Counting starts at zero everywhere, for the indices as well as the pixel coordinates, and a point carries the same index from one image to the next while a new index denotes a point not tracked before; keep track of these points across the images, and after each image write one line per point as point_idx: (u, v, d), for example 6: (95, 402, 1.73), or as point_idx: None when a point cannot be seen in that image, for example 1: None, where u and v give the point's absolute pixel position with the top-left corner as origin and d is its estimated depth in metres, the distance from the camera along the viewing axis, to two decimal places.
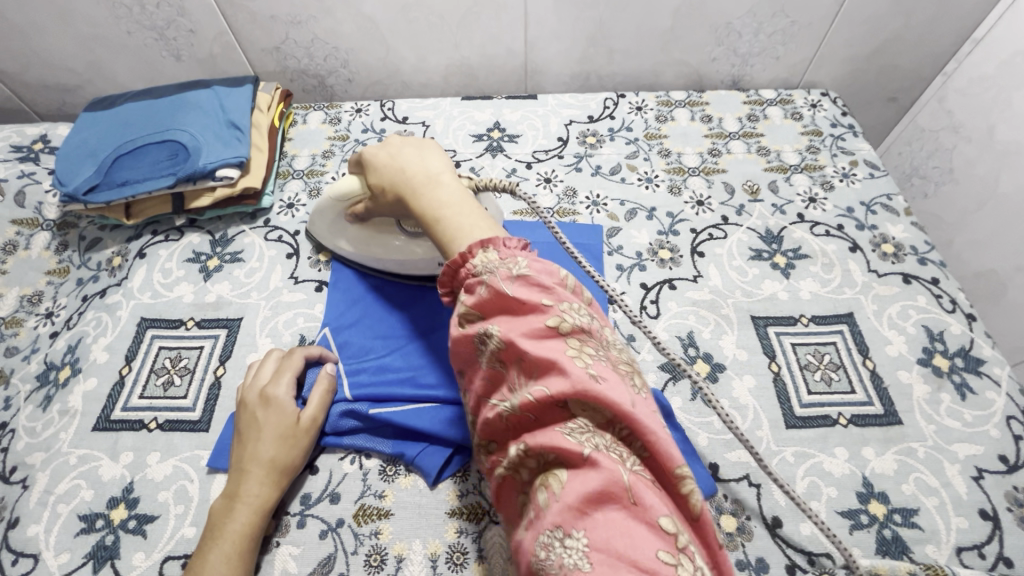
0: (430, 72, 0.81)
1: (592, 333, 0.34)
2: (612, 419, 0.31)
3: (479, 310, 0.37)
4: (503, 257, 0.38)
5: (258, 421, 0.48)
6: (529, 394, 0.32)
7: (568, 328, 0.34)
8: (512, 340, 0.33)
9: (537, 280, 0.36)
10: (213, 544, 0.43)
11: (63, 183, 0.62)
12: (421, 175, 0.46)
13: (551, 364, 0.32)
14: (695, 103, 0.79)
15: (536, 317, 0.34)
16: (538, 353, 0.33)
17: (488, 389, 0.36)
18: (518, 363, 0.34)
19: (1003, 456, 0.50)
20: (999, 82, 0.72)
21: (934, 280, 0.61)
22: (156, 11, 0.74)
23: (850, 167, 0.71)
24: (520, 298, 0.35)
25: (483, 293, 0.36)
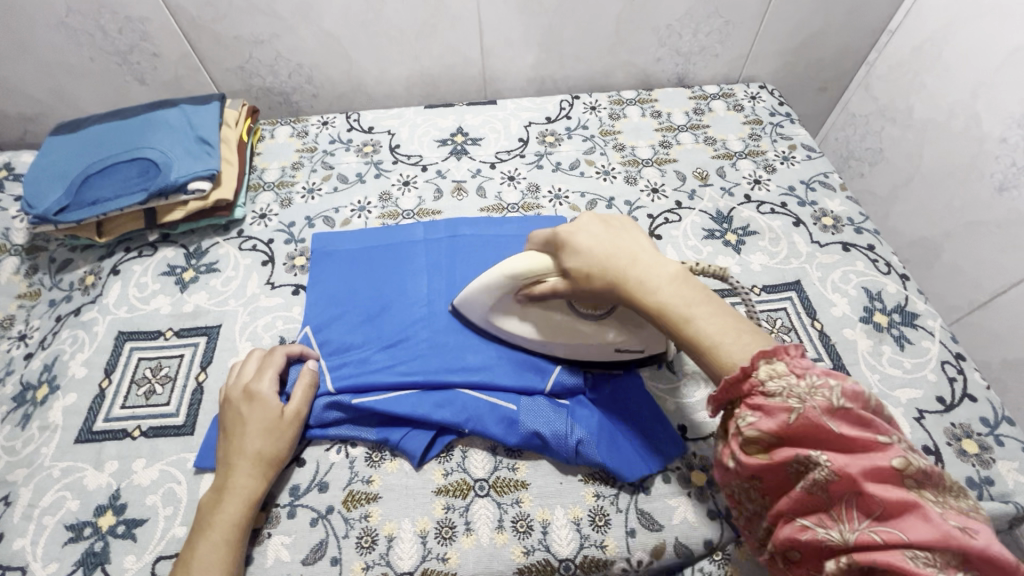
0: (392, 84, 0.85)
1: (932, 475, 0.34)
2: (965, 561, 0.31)
3: (778, 435, 0.36)
4: (799, 374, 0.37)
5: (243, 416, 0.49)
6: (873, 532, 0.33)
7: (914, 471, 0.34)
8: (847, 473, 0.34)
9: (860, 414, 0.35)
10: (203, 535, 0.44)
11: (32, 206, 0.63)
12: (598, 248, 0.48)
13: (906, 508, 0.32)
14: (645, 100, 0.84)
15: (878, 455, 0.34)
16: (889, 495, 0.33)
17: (801, 511, 0.36)
18: (852, 496, 0.34)
19: (940, 397, 0.55)
20: (913, 68, 0.80)
21: (870, 246, 0.67)
22: (118, 36, 0.76)
23: (789, 151, 0.77)
24: (846, 430, 0.35)
25: (779, 416, 0.36)
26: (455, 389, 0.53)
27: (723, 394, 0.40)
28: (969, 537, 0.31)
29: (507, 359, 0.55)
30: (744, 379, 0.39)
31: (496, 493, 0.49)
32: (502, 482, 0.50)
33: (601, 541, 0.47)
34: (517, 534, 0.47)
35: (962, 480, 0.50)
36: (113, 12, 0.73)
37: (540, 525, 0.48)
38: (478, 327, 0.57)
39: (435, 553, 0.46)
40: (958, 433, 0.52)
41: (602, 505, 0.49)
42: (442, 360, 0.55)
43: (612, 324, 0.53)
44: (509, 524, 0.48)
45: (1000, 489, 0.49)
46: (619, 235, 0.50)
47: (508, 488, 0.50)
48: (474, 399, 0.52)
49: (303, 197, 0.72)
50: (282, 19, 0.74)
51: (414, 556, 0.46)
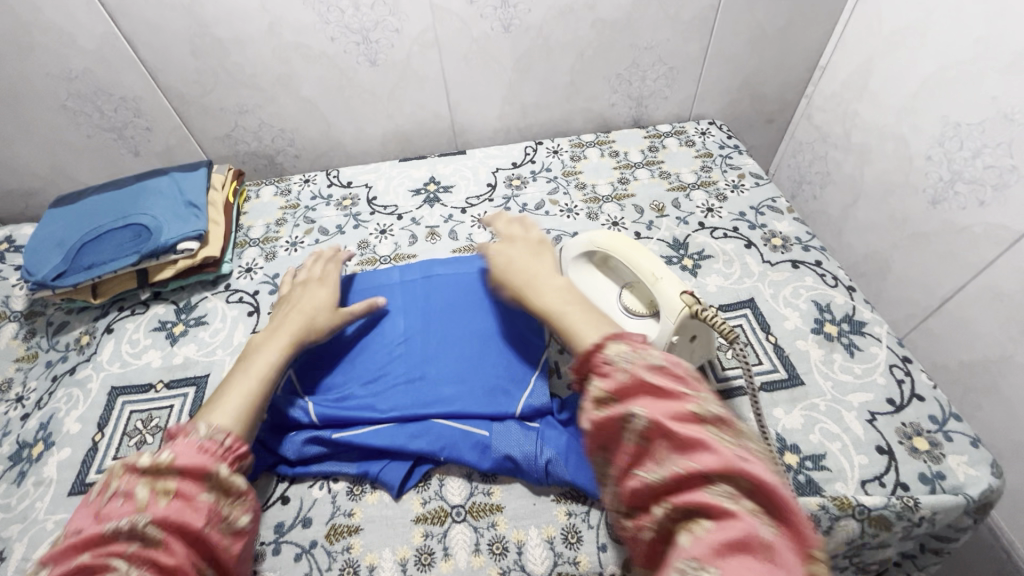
0: (369, 141, 0.92)
1: (731, 422, 0.33)
2: (754, 491, 0.30)
3: (618, 395, 0.36)
4: (634, 350, 0.38)
5: (295, 313, 0.59)
6: (676, 466, 0.32)
7: (709, 416, 0.33)
8: (659, 419, 0.33)
9: (674, 372, 0.36)
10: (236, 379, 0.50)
11: (32, 274, 0.67)
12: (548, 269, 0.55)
13: (699, 442, 0.32)
14: (603, 142, 0.90)
15: (677, 402, 0.34)
16: (685, 434, 0.32)
17: (630, 460, 0.34)
18: (664, 440, 0.33)
19: (890, 399, 0.58)
20: (845, 98, 0.87)
21: (817, 262, 0.71)
22: (114, 115, 0.82)
23: (738, 179, 0.83)
24: (661, 383, 0.35)
25: (613, 374, 0.37)
26: (430, 420, 0.56)
27: (579, 371, 0.41)
28: (747, 463, 0.31)
29: (477, 389, 0.57)
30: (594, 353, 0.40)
31: (472, 517, 0.51)
32: (478, 507, 0.52)
33: (574, 558, 0.49)
34: (492, 555, 0.49)
35: (915, 475, 0.52)
36: (109, 94, 0.79)
37: (514, 546, 0.50)
38: (449, 362, 0.60)
39: None
40: (909, 432, 0.55)
41: (574, 523, 0.51)
42: (417, 395, 0.58)
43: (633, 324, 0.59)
44: (485, 547, 0.50)
45: (952, 482, 0.52)
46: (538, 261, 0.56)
47: (483, 512, 0.52)
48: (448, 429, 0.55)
49: (287, 250, 0.77)
50: (264, 90, 0.81)
51: None
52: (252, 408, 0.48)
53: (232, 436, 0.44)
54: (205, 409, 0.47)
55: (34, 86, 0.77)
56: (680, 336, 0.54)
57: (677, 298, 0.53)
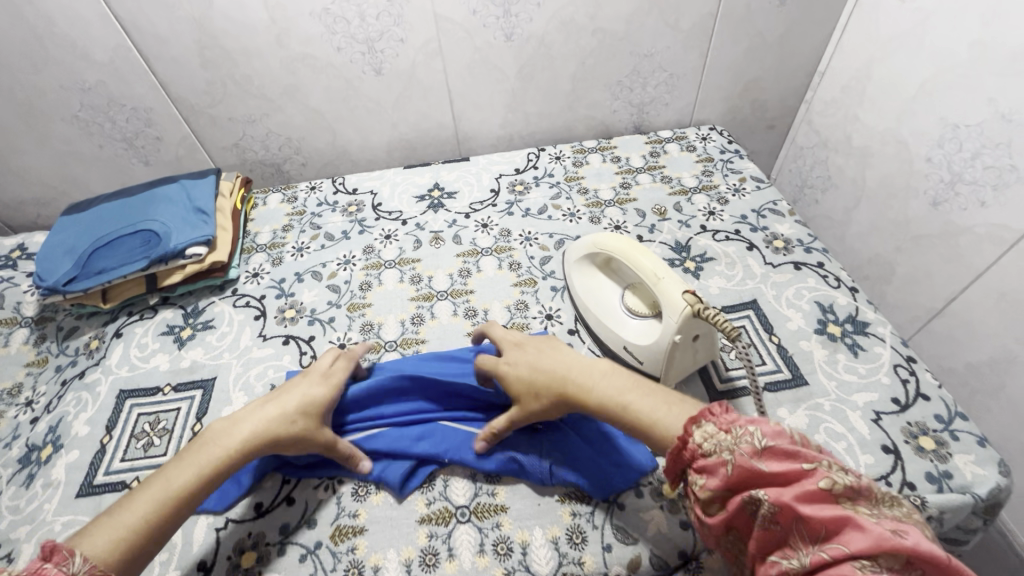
0: (374, 149, 0.93)
1: (864, 489, 0.35)
2: (908, 560, 0.32)
3: (731, 487, 0.38)
4: (729, 431, 0.39)
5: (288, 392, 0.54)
6: (822, 551, 0.33)
7: (840, 488, 0.34)
8: (786, 503, 0.35)
9: (782, 447, 0.37)
10: (159, 481, 0.46)
11: (43, 279, 0.68)
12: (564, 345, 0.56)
13: (842, 522, 0.33)
14: (606, 148, 0.91)
15: (806, 479, 0.35)
16: (823, 516, 0.34)
17: (765, 547, 0.36)
18: (800, 529, 0.35)
19: (895, 399, 0.57)
20: (845, 103, 0.88)
21: (820, 264, 0.71)
22: (125, 125, 0.84)
23: (740, 183, 0.84)
24: (778, 466, 0.36)
25: (719, 470, 0.38)
26: (432, 424, 0.57)
27: (676, 460, 0.42)
28: (899, 535, 0.32)
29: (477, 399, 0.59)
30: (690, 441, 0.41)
31: (476, 518, 0.51)
32: (483, 508, 0.52)
33: (579, 558, 0.49)
34: (497, 556, 0.49)
35: (922, 475, 0.52)
36: (121, 105, 0.81)
37: (519, 547, 0.49)
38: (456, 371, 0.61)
39: None
40: (915, 431, 0.55)
41: (579, 523, 0.51)
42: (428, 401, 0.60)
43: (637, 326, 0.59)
44: (489, 547, 0.49)
45: (959, 481, 0.51)
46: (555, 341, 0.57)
47: (488, 513, 0.52)
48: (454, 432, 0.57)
49: (293, 255, 0.78)
50: (271, 100, 0.83)
51: None
52: (133, 535, 0.43)
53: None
54: (93, 524, 0.42)
55: (48, 98, 0.79)
56: (683, 336, 0.54)
57: (680, 297, 0.54)
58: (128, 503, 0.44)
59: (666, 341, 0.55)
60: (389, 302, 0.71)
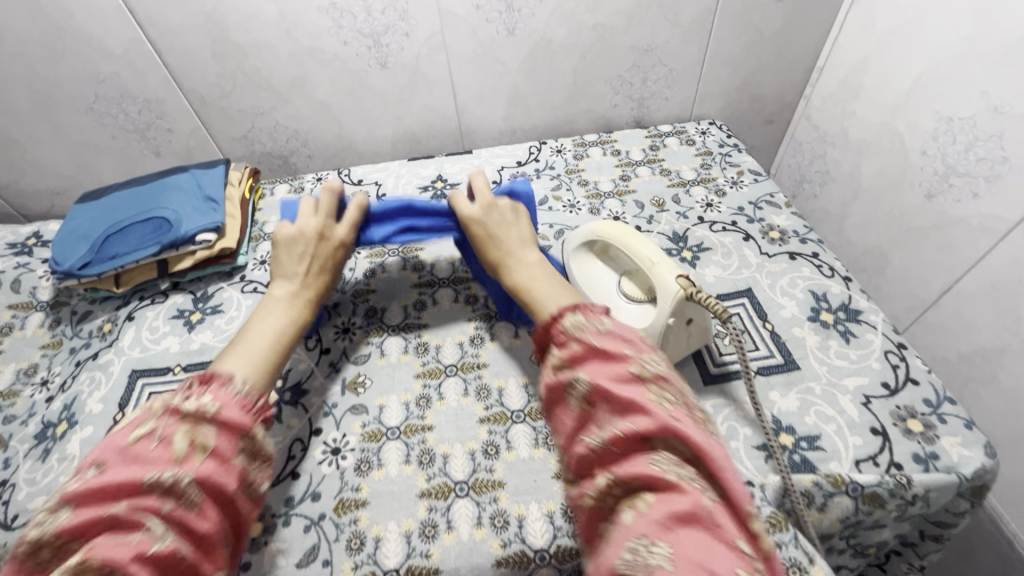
0: (379, 142, 0.95)
1: (669, 380, 0.39)
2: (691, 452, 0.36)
3: (570, 362, 0.42)
4: (585, 318, 0.44)
5: (309, 250, 0.58)
6: (618, 430, 0.37)
7: (650, 375, 0.39)
8: (600, 383, 0.39)
9: (620, 335, 0.42)
10: (251, 338, 0.49)
11: (59, 263, 0.71)
12: (522, 233, 0.58)
13: (638, 405, 0.37)
14: (606, 141, 0.93)
15: (623, 362, 0.40)
16: (625, 395, 0.38)
17: (577, 427, 0.40)
18: (605, 405, 0.38)
19: (885, 383, 0.59)
20: (842, 97, 0.89)
21: (814, 254, 0.73)
22: (138, 117, 0.87)
23: (737, 176, 0.85)
24: (609, 357, 0.40)
25: (568, 346, 0.43)
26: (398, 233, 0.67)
27: (539, 341, 0.46)
28: (682, 423, 0.36)
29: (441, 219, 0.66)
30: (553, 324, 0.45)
31: (475, 493, 0.53)
32: (481, 483, 0.54)
33: (573, 531, 0.50)
34: (494, 528, 0.51)
35: (909, 455, 0.53)
36: (134, 97, 0.84)
37: (516, 520, 0.51)
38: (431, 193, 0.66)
39: (419, 550, 0.50)
40: (903, 414, 0.56)
41: None
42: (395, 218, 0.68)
43: (633, 311, 0.61)
44: (487, 520, 0.51)
45: (945, 462, 0.52)
46: (517, 226, 0.58)
47: (486, 488, 0.54)
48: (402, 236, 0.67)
49: None
50: (279, 92, 0.85)
51: (399, 554, 0.50)
52: (270, 368, 0.48)
53: (263, 406, 0.44)
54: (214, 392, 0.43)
55: (64, 89, 0.82)
56: (676, 319, 0.56)
57: (674, 281, 0.55)
58: (245, 351, 0.48)
59: (660, 323, 0.56)
60: (393, 289, 0.73)
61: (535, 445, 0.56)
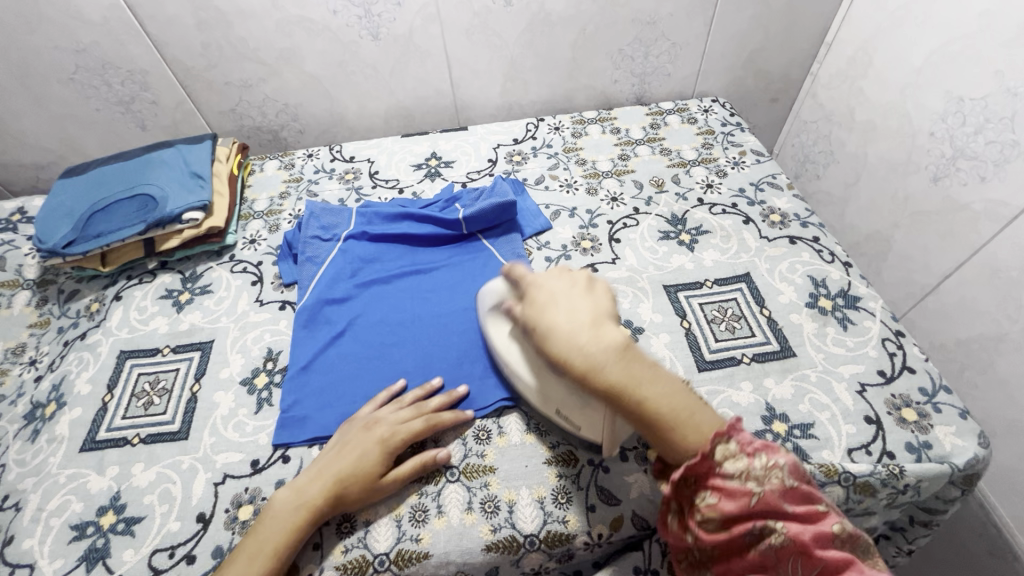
0: (372, 117, 0.92)
1: (859, 538, 0.39)
2: None
3: (741, 514, 0.39)
4: (754, 459, 0.39)
5: (340, 463, 0.51)
6: None
7: (844, 533, 0.39)
8: (801, 541, 0.38)
9: (803, 487, 0.39)
10: (267, 532, 0.48)
11: (42, 241, 0.69)
12: (570, 311, 0.46)
13: (845, 564, 0.37)
14: (606, 119, 0.90)
15: (822, 522, 0.39)
16: (831, 557, 0.37)
17: (758, 573, 0.38)
18: (803, 563, 0.38)
19: (881, 371, 0.58)
20: (850, 75, 0.86)
21: (815, 238, 0.71)
22: (121, 88, 0.83)
23: (739, 156, 0.83)
24: (796, 509, 0.39)
25: (741, 500, 0.39)
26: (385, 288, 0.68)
27: (684, 473, 0.40)
28: None
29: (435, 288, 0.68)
30: (701, 461, 0.40)
31: (466, 478, 0.53)
32: (473, 468, 0.54)
33: (564, 517, 0.50)
34: (486, 514, 0.51)
35: (902, 445, 0.53)
36: (116, 67, 0.81)
37: (506, 505, 0.51)
38: (442, 273, 0.69)
39: (409, 534, 0.50)
40: (898, 403, 0.56)
41: (564, 484, 0.52)
42: (378, 337, 0.63)
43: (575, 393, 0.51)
44: (478, 506, 0.51)
45: (938, 452, 0.52)
46: (590, 298, 0.48)
47: (476, 473, 0.53)
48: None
49: (290, 222, 0.78)
50: (267, 64, 0.82)
51: (389, 538, 0.50)
52: (274, 559, 0.47)
53: None
54: None
55: (43, 58, 0.78)
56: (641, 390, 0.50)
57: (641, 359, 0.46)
58: (255, 543, 0.47)
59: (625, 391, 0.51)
60: None
61: (527, 431, 0.56)
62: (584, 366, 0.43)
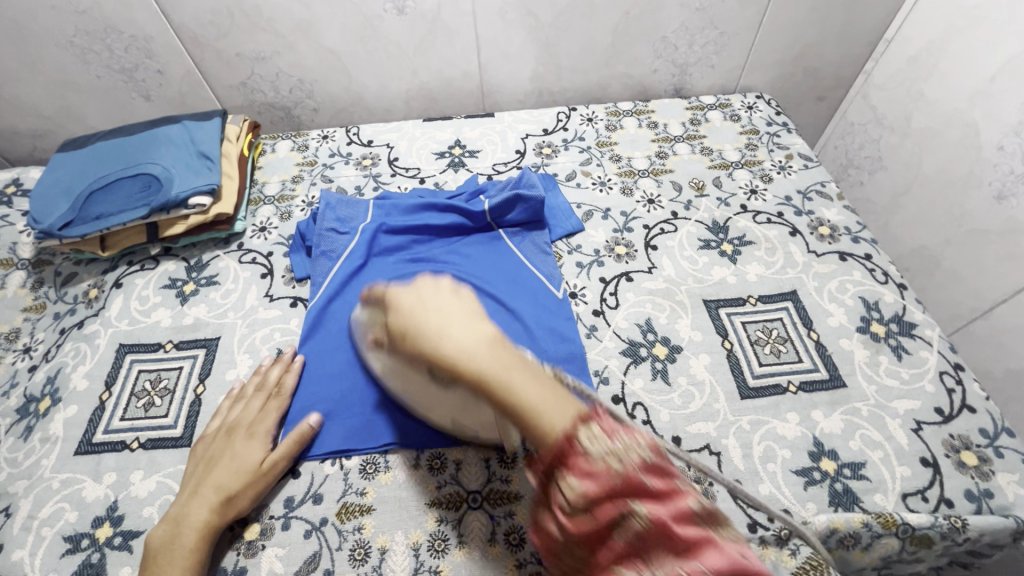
0: (392, 98, 0.86)
1: (627, 434, 0.38)
2: (647, 495, 0.36)
3: (513, 426, 0.38)
4: (519, 375, 0.39)
5: (215, 471, 0.49)
6: (582, 492, 0.36)
7: (607, 436, 0.37)
8: (561, 449, 0.36)
9: (567, 398, 0.38)
10: (166, 538, 0.45)
11: (37, 221, 0.64)
12: (439, 300, 0.43)
13: (605, 464, 0.36)
14: (642, 111, 0.84)
15: (582, 426, 0.37)
16: (590, 458, 0.36)
17: (536, 482, 0.39)
18: (570, 469, 0.37)
19: (938, 408, 0.54)
20: (911, 77, 0.80)
21: (867, 256, 0.66)
22: (124, 55, 0.77)
23: (786, 160, 0.77)
24: (559, 412, 0.38)
25: (508, 410, 0.38)
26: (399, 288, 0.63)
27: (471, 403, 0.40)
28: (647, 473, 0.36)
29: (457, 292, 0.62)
30: None
31: (489, 505, 0.49)
32: (496, 494, 0.50)
33: None
34: (510, 548, 0.47)
35: (961, 492, 0.49)
36: (118, 32, 0.74)
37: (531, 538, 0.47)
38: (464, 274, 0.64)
39: (428, 565, 0.46)
40: (957, 445, 0.52)
41: None
42: None
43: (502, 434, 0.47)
44: (501, 538, 0.47)
45: (1000, 502, 0.48)
46: (459, 294, 0.43)
47: (501, 500, 0.50)
48: (384, 428, 0.53)
49: (302, 210, 0.73)
50: (283, 36, 0.76)
51: (407, 569, 0.46)
52: (189, 547, 0.45)
53: None
54: None
55: (40, 18, 0.72)
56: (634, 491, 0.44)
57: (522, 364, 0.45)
58: (163, 552, 0.45)
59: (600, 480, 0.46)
60: None
61: None
62: (456, 357, 0.39)
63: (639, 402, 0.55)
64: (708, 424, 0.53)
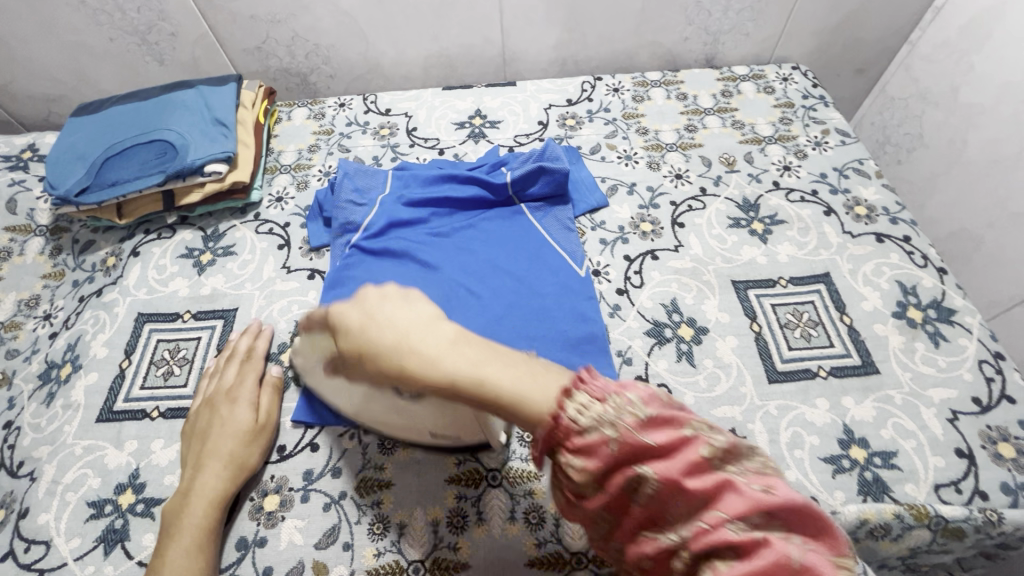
0: (410, 64, 0.83)
1: (735, 450, 0.31)
2: (778, 519, 0.29)
3: (606, 469, 0.31)
4: (600, 400, 0.32)
5: (211, 439, 0.49)
6: (702, 521, 0.29)
7: (718, 454, 0.31)
8: (670, 478, 0.30)
9: (661, 415, 0.32)
10: (178, 512, 0.45)
11: (53, 187, 0.63)
12: (391, 311, 0.37)
13: (720, 488, 0.30)
14: (671, 82, 0.81)
15: (686, 447, 0.31)
16: (703, 484, 0.30)
17: (638, 528, 0.31)
18: (679, 500, 0.30)
19: (976, 398, 0.52)
20: (960, 48, 0.75)
21: (906, 238, 0.63)
22: (137, 16, 0.75)
23: (822, 136, 0.74)
24: (658, 438, 0.31)
25: (596, 448, 0.31)
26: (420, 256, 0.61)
27: (544, 446, 0.33)
28: (773, 494, 0.29)
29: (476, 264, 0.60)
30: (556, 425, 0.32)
31: (508, 484, 0.49)
32: (515, 473, 0.49)
33: None
34: (529, 527, 0.46)
35: (997, 484, 0.47)
36: None
37: (551, 518, 0.47)
38: (484, 246, 0.62)
39: (446, 541, 0.46)
40: (995, 436, 0.50)
41: None
42: None
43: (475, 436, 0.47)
44: (520, 516, 0.47)
45: None
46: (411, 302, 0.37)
47: (521, 479, 0.49)
48: None
49: (319, 180, 0.71)
50: None
51: (425, 545, 0.46)
52: (206, 514, 0.45)
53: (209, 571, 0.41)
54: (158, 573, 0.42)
55: None
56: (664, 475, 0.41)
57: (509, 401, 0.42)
58: (177, 526, 0.44)
59: None
60: None
61: None
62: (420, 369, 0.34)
63: (663, 383, 0.54)
64: (734, 408, 0.52)
